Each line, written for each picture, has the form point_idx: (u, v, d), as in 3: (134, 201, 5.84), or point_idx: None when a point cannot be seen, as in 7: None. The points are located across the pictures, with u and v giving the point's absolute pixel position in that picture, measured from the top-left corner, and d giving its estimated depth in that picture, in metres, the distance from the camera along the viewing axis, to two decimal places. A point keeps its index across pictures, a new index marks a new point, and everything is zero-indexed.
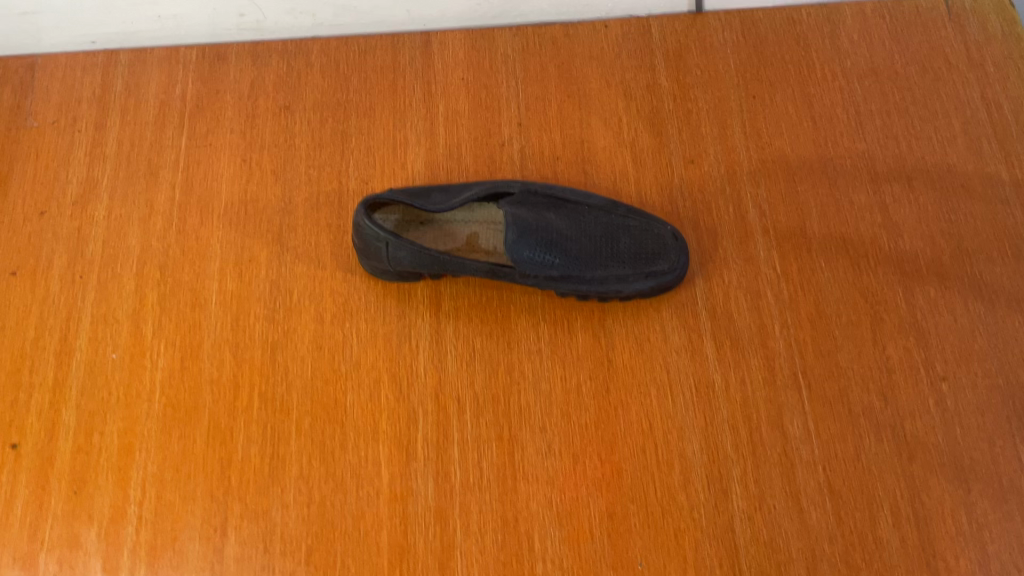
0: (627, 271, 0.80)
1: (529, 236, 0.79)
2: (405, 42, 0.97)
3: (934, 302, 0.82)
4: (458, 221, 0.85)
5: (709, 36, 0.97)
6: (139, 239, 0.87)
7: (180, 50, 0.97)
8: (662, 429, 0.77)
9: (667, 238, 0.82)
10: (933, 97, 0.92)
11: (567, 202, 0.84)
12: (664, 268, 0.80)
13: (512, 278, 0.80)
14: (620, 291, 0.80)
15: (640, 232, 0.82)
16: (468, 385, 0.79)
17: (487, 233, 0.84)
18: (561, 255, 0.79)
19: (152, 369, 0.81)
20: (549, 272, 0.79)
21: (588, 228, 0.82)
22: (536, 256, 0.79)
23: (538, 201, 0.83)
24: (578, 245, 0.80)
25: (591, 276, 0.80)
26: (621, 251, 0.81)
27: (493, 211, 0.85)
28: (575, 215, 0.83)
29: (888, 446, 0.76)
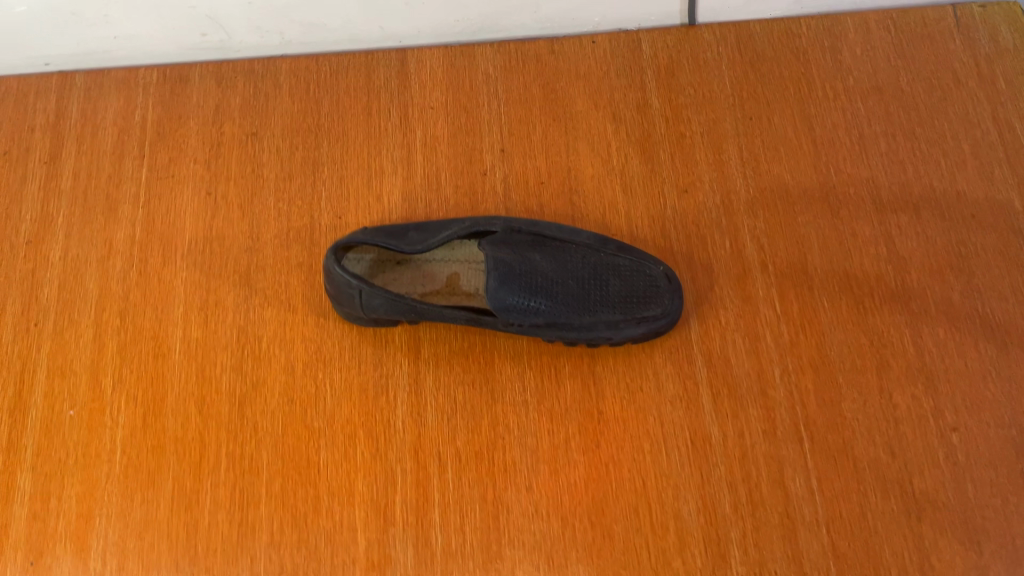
0: (618, 316, 0.75)
1: (511, 281, 0.74)
2: (379, 61, 0.91)
3: (943, 345, 0.77)
4: (437, 260, 0.79)
5: (702, 51, 0.90)
6: (97, 282, 0.82)
7: (140, 72, 0.91)
8: (656, 488, 0.73)
9: (661, 279, 0.76)
10: (941, 117, 0.86)
11: (553, 240, 0.78)
12: (657, 313, 0.75)
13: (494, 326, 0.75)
14: (611, 338, 0.75)
15: (631, 273, 0.77)
16: (449, 441, 0.75)
17: (468, 274, 0.79)
18: (546, 300, 0.74)
19: (111, 428, 0.76)
20: (533, 320, 0.74)
21: (576, 269, 0.77)
22: (519, 303, 0.73)
23: (522, 240, 0.78)
24: (564, 289, 0.75)
25: (579, 323, 0.74)
26: (611, 294, 0.76)
27: (474, 249, 0.80)
28: (562, 254, 0.77)
29: (895, 505, 0.72)
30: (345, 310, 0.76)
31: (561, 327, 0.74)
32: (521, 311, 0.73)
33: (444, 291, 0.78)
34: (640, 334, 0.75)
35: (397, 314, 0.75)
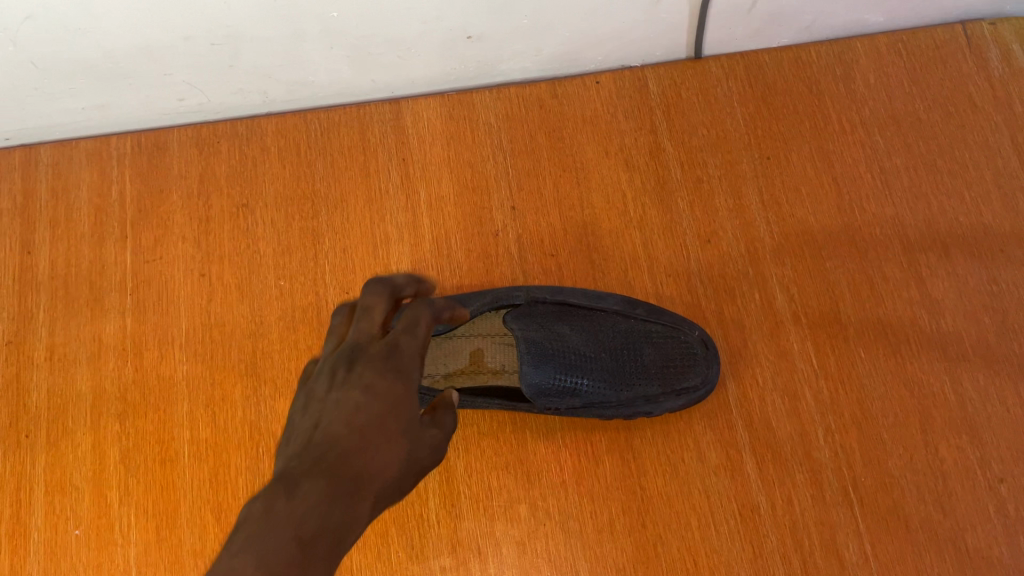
0: (656, 390, 0.72)
1: (547, 364, 0.70)
2: (373, 115, 0.85)
3: (983, 391, 0.75)
4: (458, 336, 0.73)
5: (711, 86, 0.86)
6: (90, 383, 0.76)
7: (111, 140, 0.84)
8: (708, 566, 0.70)
9: (696, 345, 0.73)
10: (961, 145, 0.84)
11: (579, 307, 0.74)
12: (696, 383, 0.72)
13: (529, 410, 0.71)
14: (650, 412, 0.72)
15: (665, 339, 0.74)
16: (489, 532, 0.71)
17: (492, 349, 0.73)
18: (583, 381, 0.71)
19: (124, 546, 0.71)
20: (571, 402, 0.71)
21: (607, 340, 0.73)
22: (556, 387, 0.70)
23: (548, 310, 0.73)
24: (599, 366, 0.72)
25: (617, 400, 0.71)
26: (646, 365, 0.73)
27: (496, 321, 0.73)
28: (590, 324, 0.74)
29: (951, 565, 0.70)
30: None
31: (599, 406, 0.71)
32: (558, 395, 0.70)
33: (469, 370, 0.72)
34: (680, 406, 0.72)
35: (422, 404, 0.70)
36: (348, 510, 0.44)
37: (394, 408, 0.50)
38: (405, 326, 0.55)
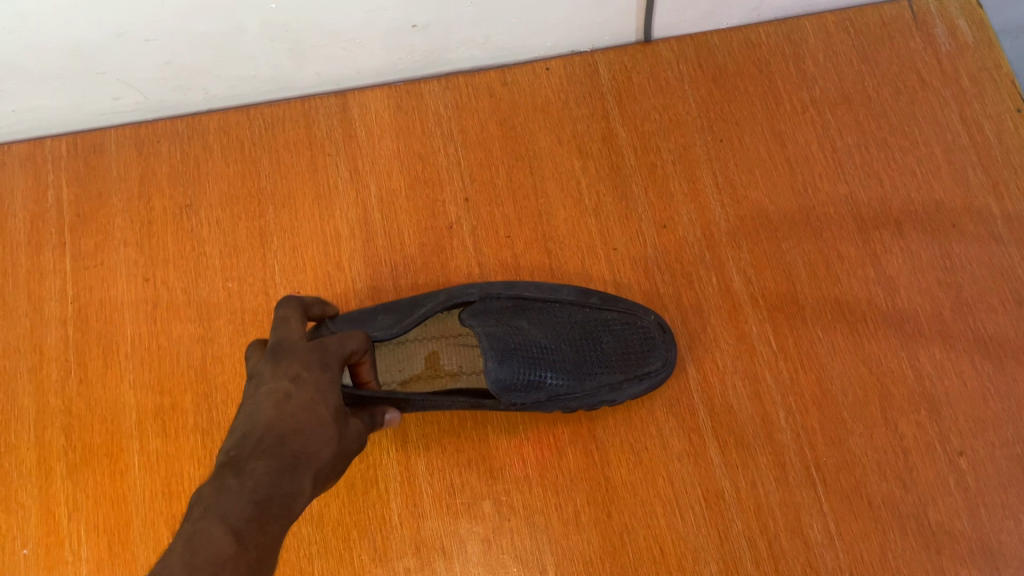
0: (618, 377, 0.71)
1: (507, 360, 0.69)
2: (319, 109, 0.83)
3: (940, 366, 0.76)
4: (412, 341, 0.71)
5: (662, 70, 0.85)
6: (32, 395, 0.73)
7: (45, 144, 0.81)
8: (675, 554, 0.70)
9: (654, 328, 0.72)
10: (911, 122, 0.84)
11: (534, 301, 0.73)
12: (657, 367, 0.71)
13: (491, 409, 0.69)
14: (613, 400, 0.71)
15: (623, 325, 0.73)
16: (453, 531, 0.70)
17: (449, 351, 0.72)
18: (547, 376, 0.70)
19: (75, 563, 0.68)
20: (534, 397, 0.69)
21: (564, 333, 0.72)
22: (518, 383, 0.69)
23: (503, 306, 0.72)
24: (561, 359, 0.71)
25: (580, 390, 0.70)
26: (606, 354, 0.72)
27: (449, 323, 0.73)
28: (548, 318, 0.73)
29: (914, 540, 0.71)
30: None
31: (562, 398, 0.70)
32: (521, 392, 0.69)
33: (425, 376, 0.71)
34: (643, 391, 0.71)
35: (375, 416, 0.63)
36: (274, 531, 0.46)
37: (322, 412, 0.52)
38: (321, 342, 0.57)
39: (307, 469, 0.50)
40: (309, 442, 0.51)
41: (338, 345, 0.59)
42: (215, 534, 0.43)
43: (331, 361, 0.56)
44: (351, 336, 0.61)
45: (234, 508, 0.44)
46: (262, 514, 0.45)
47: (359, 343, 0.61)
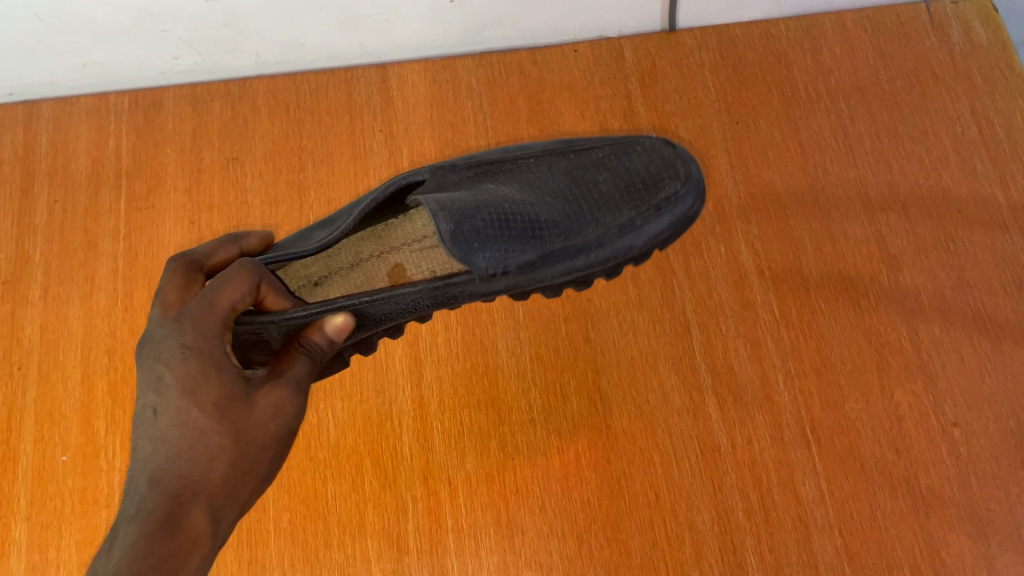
0: (631, 215, 0.55)
1: (476, 215, 0.52)
2: (360, 78, 0.89)
3: (939, 341, 0.78)
4: (369, 258, 0.57)
5: (685, 57, 0.90)
6: (82, 319, 0.79)
7: (109, 98, 0.88)
8: (670, 500, 0.73)
9: (659, 147, 0.59)
10: (922, 114, 0.87)
11: (499, 168, 0.60)
12: (675, 191, 0.57)
13: (467, 292, 0.53)
14: (632, 242, 0.55)
15: (621, 162, 0.58)
16: (459, 465, 0.74)
17: (414, 260, 0.56)
18: (533, 232, 0.53)
19: (109, 472, 0.74)
20: (525, 257, 0.53)
21: (551, 184, 0.57)
22: (502, 243, 0.52)
23: (461, 178, 0.58)
24: (550, 210, 0.54)
25: (584, 237, 0.54)
26: (607, 194, 0.56)
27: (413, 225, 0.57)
28: (522, 176, 0.58)
29: (904, 503, 0.73)
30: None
31: (565, 249, 0.54)
32: (506, 252, 0.52)
33: None
34: (673, 227, 0.57)
35: (352, 347, 0.57)
36: None
37: (200, 420, 0.43)
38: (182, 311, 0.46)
39: (201, 500, 0.42)
40: (201, 475, 0.42)
41: (205, 308, 0.46)
42: None
43: (193, 343, 0.44)
44: (224, 286, 0.47)
45: None
46: None
47: (242, 288, 0.47)
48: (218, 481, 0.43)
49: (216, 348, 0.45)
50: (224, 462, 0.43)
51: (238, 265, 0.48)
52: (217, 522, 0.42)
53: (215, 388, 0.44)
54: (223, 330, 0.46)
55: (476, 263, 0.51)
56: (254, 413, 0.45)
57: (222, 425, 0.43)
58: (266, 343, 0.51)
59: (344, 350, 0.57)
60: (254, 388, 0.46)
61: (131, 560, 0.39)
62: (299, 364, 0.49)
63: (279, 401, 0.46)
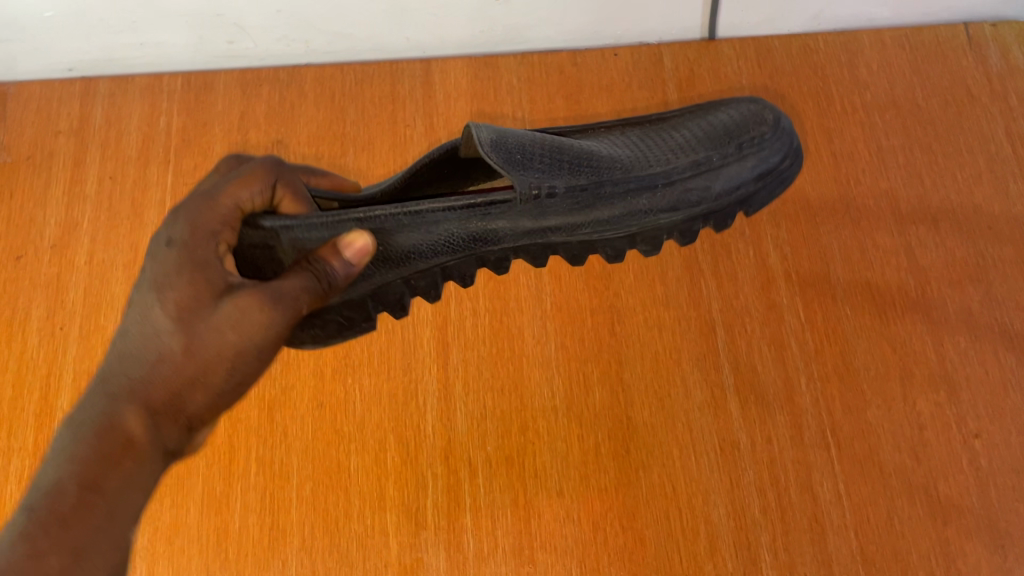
0: (706, 157, 0.63)
1: (536, 146, 0.58)
2: (405, 71, 0.92)
3: (964, 353, 0.78)
4: None
5: (723, 65, 0.92)
6: (124, 286, 0.82)
7: (164, 78, 0.91)
8: (686, 493, 0.74)
9: (749, 105, 0.68)
10: (956, 131, 0.88)
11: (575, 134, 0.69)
12: (759, 139, 0.65)
13: (511, 222, 0.58)
14: (699, 189, 0.62)
15: (701, 125, 0.67)
16: (480, 446, 0.76)
17: None
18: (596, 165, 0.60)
19: None
20: (579, 184, 0.59)
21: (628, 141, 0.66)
22: (560, 171, 0.58)
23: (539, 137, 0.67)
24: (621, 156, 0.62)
25: (652, 178, 0.61)
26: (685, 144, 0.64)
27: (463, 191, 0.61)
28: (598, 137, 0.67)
29: (921, 509, 0.73)
30: (297, 341, 0.59)
31: (630, 186, 0.60)
32: (563, 178, 0.58)
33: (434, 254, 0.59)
34: (749, 189, 0.63)
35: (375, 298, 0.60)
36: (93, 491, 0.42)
37: (165, 316, 0.46)
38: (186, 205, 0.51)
39: (156, 392, 0.45)
40: (147, 382, 0.45)
41: (206, 197, 0.50)
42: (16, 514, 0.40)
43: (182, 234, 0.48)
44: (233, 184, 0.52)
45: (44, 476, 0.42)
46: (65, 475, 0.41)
47: (251, 184, 0.52)
48: (174, 377, 0.46)
49: (200, 242, 0.48)
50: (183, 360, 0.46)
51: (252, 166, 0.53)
52: (156, 424, 0.45)
53: (185, 287, 0.47)
54: (219, 231, 0.50)
55: (534, 179, 0.57)
56: (218, 316, 0.46)
57: (184, 323, 0.46)
58: (279, 260, 0.53)
59: (369, 300, 0.60)
60: (232, 291, 0.47)
61: (71, 461, 0.42)
62: (302, 276, 0.50)
63: (251, 310, 0.47)
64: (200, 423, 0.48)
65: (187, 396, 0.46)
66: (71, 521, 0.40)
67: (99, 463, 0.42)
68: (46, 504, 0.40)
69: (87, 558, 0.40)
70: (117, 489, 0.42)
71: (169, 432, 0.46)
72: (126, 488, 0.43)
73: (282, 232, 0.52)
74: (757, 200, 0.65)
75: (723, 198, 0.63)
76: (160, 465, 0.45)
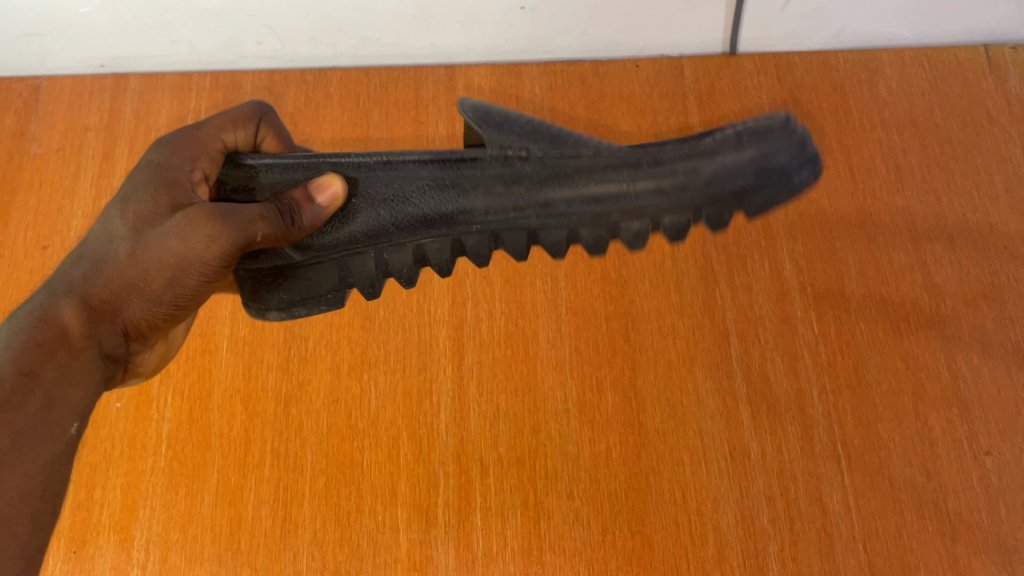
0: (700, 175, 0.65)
1: None
2: (429, 76, 0.94)
3: (977, 371, 0.79)
4: None
5: (743, 80, 0.93)
6: None
7: (193, 77, 0.93)
8: (696, 500, 0.74)
9: None
10: (974, 151, 0.88)
11: None
12: None
13: None
14: (694, 157, 0.40)
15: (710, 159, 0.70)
16: (492, 446, 0.76)
17: None
18: None
19: (158, 422, 0.78)
20: None
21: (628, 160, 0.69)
22: None
23: None
24: None
25: None
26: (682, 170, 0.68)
27: None
28: None
29: (930, 524, 0.73)
30: None
31: None
32: None
33: None
34: (743, 160, 0.40)
35: None
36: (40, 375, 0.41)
37: (119, 230, 0.44)
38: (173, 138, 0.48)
39: (106, 298, 0.43)
40: (87, 283, 0.43)
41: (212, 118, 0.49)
42: None
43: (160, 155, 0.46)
44: (220, 120, 0.49)
45: None
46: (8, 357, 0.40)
47: (236, 125, 0.50)
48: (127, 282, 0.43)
49: (175, 161, 0.46)
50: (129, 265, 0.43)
51: (247, 108, 0.51)
52: (92, 333, 0.43)
53: (146, 201, 0.44)
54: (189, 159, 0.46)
55: (504, 140, 0.42)
56: (170, 235, 0.42)
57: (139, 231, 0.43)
58: None
59: None
60: (191, 208, 0.41)
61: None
62: (266, 208, 0.41)
63: (201, 229, 0.41)
64: (140, 334, 0.46)
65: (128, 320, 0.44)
66: (3, 406, 0.39)
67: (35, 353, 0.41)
68: None
69: (23, 444, 0.39)
70: (53, 379, 0.41)
71: (111, 349, 0.45)
72: (60, 382, 0.41)
73: (258, 169, 0.44)
74: (800, 171, 0.40)
75: (737, 155, 0.40)
76: (97, 367, 0.44)
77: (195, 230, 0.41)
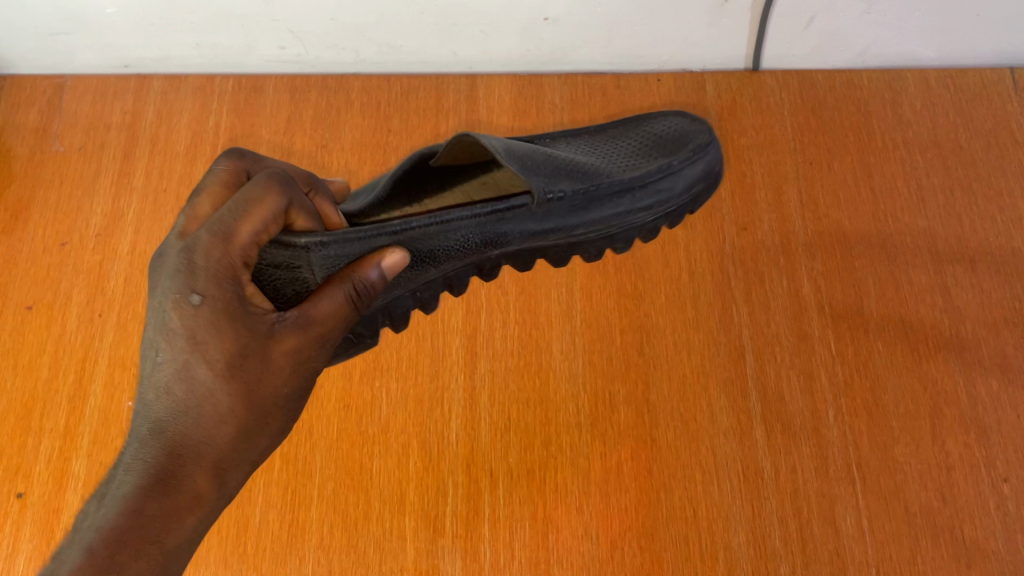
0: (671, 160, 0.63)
1: (536, 154, 0.56)
2: (450, 85, 0.93)
3: (996, 397, 0.77)
4: None
5: (766, 96, 0.92)
6: None
7: (216, 79, 0.94)
8: (707, 517, 0.73)
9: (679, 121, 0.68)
10: (998, 174, 0.87)
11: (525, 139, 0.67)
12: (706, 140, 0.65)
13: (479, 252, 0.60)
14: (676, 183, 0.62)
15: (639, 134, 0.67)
16: (503, 457, 0.76)
17: None
18: None
19: None
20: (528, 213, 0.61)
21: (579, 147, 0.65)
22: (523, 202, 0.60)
23: None
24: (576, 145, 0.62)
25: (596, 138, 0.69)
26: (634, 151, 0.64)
27: None
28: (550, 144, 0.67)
29: (946, 552, 0.72)
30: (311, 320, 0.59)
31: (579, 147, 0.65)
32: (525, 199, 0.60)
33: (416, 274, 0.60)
34: (702, 174, 0.64)
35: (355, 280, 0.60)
36: (178, 529, 0.41)
37: (203, 377, 0.43)
38: (194, 241, 0.43)
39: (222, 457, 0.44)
40: (204, 444, 0.43)
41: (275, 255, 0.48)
42: (128, 530, 0.39)
43: (202, 289, 0.43)
44: (248, 217, 0.45)
45: (129, 525, 0.39)
46: (150, 522, 0.40)
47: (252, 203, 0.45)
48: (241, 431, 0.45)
49: (232, 289, 0.44)
50: (253, 417, 0.45)
51: (261, 181, 0.47)
52: (220, 492, 0.44)
53: (220, 342, 0.43)
54: (238, 265, 0.44)
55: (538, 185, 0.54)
56: (275, 351, 0.46)
57: (238, 388, 0.44)
58: (302, 280, 0.50)
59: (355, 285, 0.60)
60: (291, 329, 0.47)
61: (120, 520, 0.39)
62: (337, 298, 0.49)
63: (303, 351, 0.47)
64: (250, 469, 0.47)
65: (228, 477, 0.45)
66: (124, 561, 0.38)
67: (154, 530, 0.40)
68: (106, 551, 0.38)
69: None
70: (175, 547, 0.41)
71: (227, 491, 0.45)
72: (181, 543, 0.41)
73: (309, 248, 0.48)
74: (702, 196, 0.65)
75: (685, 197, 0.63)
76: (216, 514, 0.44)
77: (302, 339, 0.47)
